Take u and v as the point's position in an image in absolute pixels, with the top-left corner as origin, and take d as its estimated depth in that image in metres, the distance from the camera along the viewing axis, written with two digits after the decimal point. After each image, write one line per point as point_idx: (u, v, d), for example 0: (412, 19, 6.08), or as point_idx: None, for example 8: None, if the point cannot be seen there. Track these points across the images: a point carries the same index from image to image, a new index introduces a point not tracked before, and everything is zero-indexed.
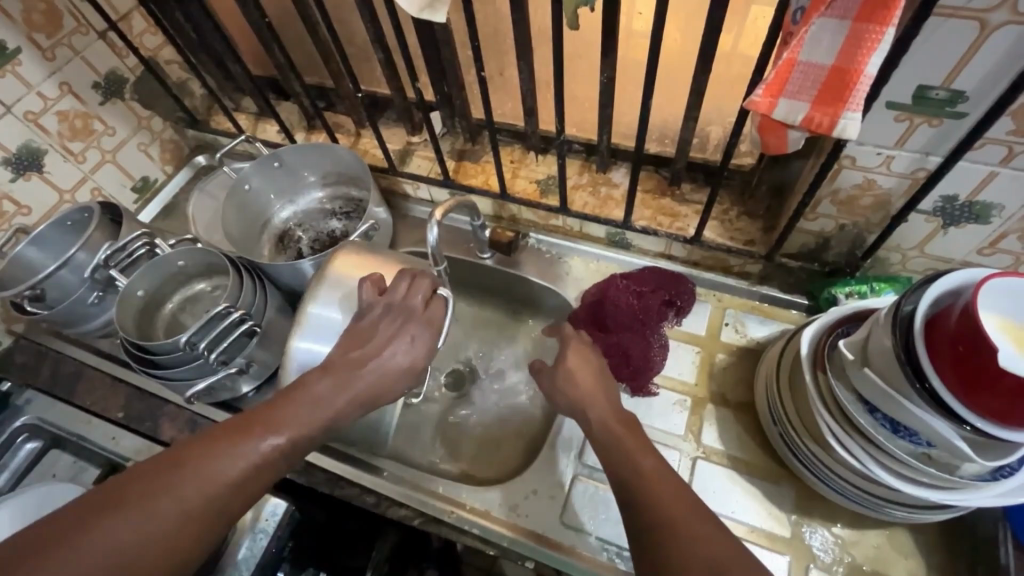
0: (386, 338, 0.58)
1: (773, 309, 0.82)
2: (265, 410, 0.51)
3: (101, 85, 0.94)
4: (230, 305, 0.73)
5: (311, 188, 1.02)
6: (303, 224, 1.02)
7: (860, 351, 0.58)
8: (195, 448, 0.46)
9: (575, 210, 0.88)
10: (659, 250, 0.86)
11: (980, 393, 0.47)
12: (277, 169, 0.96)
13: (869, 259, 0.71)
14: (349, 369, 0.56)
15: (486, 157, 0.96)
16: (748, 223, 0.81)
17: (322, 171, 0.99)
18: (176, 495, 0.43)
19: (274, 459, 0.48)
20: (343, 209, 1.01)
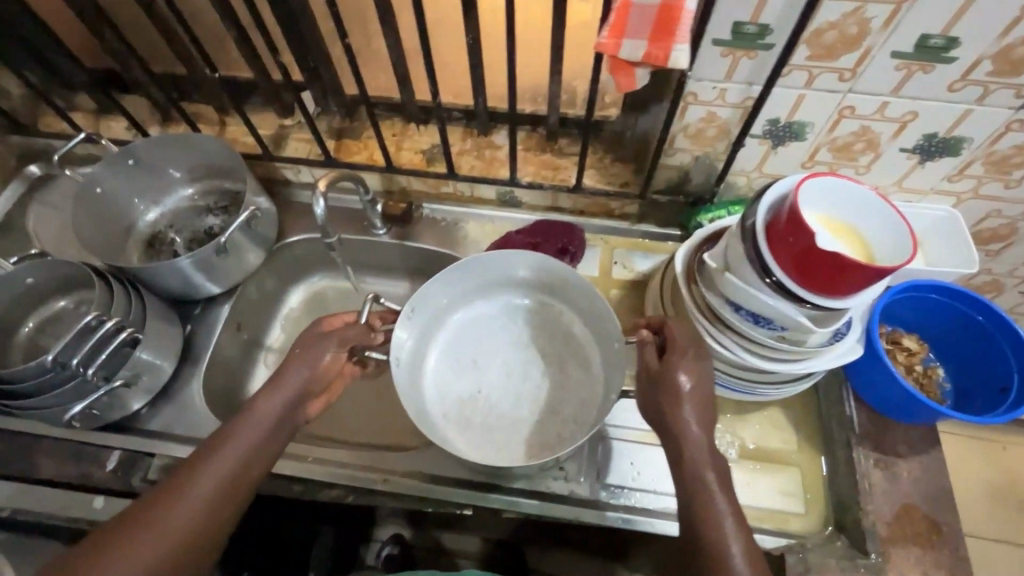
0: (291, 366, 0.65)
1: (652, 243, 0.91)
2: (193, 464, 0.57)
3: None
4: (99, 315, 0.67)
5: (179, 186, 0.94)
6: (174, 225, 0.94)
7: (721, 260, 0.67)
8: (149, 510, 0.54)
9: (464, 174, 0.90)
10: (547, 203, 0.92)
11: (811, 271, 0.57)
12: (132, 168, 0.88)
13: (723, 186, 0.81)
14: (259, 408, 0.61)
15: (366, 132, 0.94)
16: (621, 168, 0.89)
17: (187, 165, 0.92)
18: (137, 556, 0.51)
19: (214, 515, 0.56)
20: (218, 203, 0.94)
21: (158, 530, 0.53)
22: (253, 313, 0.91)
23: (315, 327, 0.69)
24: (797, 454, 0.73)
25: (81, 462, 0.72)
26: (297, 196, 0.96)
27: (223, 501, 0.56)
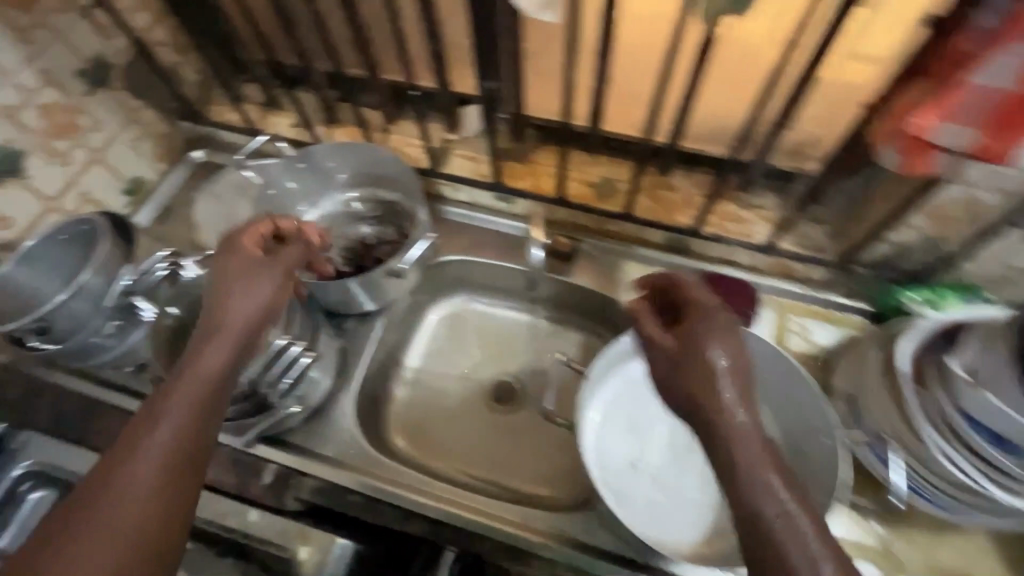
0: (230, 305, 0.55)
1: (835, 315, 0.82)
2: (135, 419, 0.48)
3: (87, 72, 0.81)
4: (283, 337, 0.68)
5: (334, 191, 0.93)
6: (329, 231, 0.92)
7: (969, 368, 0.58)
8: (115, 457, 0.46)
9: (638, 216, 0.85)
10: (721, 256, 0.84)
11: None
12: (303, 171, 0.88)
13: (947, 270, 0.71)
14: (221, 326, 0.54)
15: (533, 157, 0.89)
16: (814, 230, 0.80)
17: (352, 170, 0.90)
18: (104, 512, 0.43)
19: (171, 472, 0.46)
20: (372, 212, 0.92)
21: (144, 484, 0.45)
22: (398, 330, 0.89)
23: (239, 251, 0.59)
24: None
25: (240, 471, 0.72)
26: (451, 213, 0.92)
27: (184, 458, 0.47)
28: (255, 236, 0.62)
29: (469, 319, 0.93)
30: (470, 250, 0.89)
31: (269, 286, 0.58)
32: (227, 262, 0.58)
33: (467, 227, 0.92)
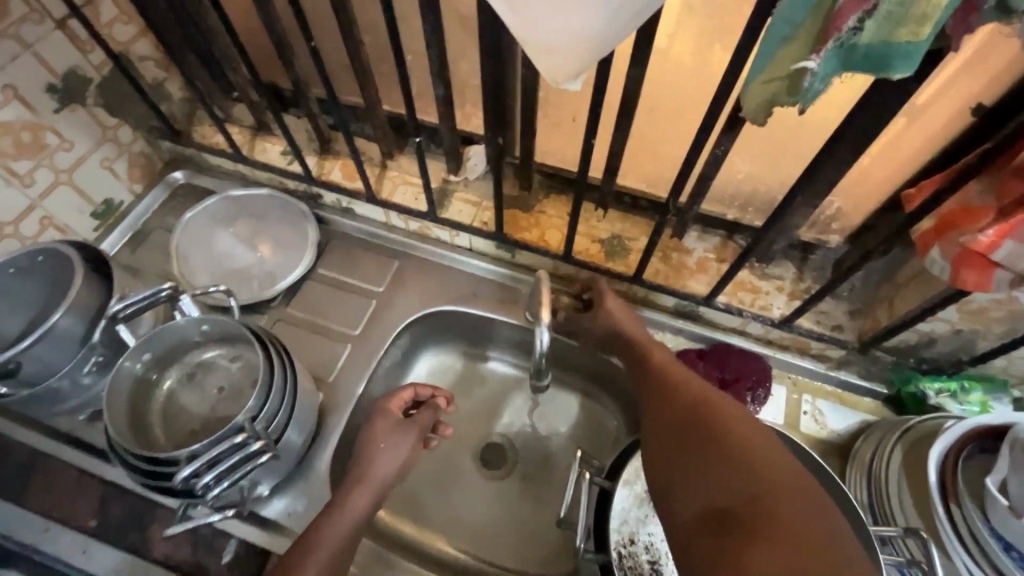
0: (379, 450, 0.66)
1: (848, 396, 0.78)
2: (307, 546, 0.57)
3: (57, 88, 0.74)
4: (250, 430, 0.57)
5: (340, 217, 0.90)
6: (199, 375, 0.68)
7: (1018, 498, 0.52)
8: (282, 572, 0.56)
9: (646, 278, 0.79)
10: (733, 325, 0.79)
11: None
12: (152, 360, 0.64)
13: (975, 364, 0.67)
14: (367, 476, 0.64)
15: (539, 206, 0.84)
16: (834, 307, 0.76)
17: (208, 341, 0.67)
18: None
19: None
20: (232, 350, 0.68)
21: None
22: (386, 382, 0.83)
23: (384, 415, 0.69)
24: None
25: (197, 547, 0.65)
26: (449, 258, 0.88)
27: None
28: (400, 399, 0.71)
29: (455, 365, 0.90)
30: (468, 303, 0.85)
31: (406, 446, 0.67)
32: (373, 425, 0.68)
33: (468, 275, 0.87)
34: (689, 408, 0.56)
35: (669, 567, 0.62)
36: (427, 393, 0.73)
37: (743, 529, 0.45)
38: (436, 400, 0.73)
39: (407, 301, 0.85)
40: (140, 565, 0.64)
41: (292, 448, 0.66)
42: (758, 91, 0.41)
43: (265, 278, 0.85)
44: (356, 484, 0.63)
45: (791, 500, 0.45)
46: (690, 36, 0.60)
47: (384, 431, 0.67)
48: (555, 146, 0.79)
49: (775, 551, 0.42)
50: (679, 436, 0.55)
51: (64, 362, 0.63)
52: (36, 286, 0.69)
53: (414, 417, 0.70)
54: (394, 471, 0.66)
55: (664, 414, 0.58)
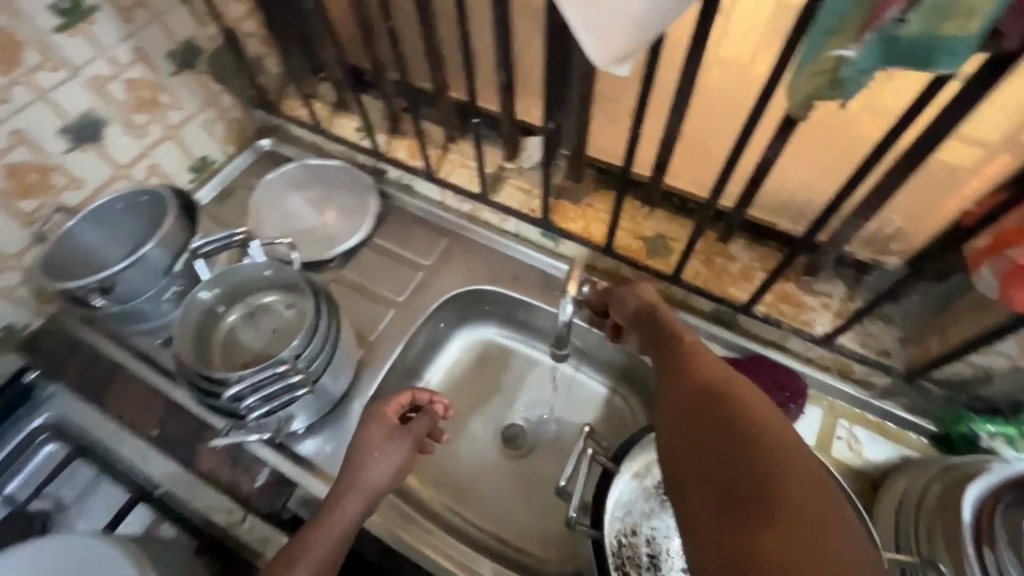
0: (372, 459, 0.63)
1: (889, 427, 0.74)
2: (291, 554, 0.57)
3: (176, 54, 0.85)
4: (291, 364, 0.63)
5: (400, 192, 0.97)
6: (255, 315, 0.75)
7: None
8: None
9: (686, 280, 0.79)
10: (771, 338, 0.77)
11: None
12: (218, 295, 0.72)
13: None
14: (359, 481, 0.62)
15: (587, 199, 0.85)
16: (883, 331, 0.72)
17: (266, 285, 0.74)
18: None
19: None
20: (287, 296, 0.75)
21: None
22: (421, 349, 0.88)
23: (379, 419, 0.66)
24: None
25: (237, 468, 0.72)
26: (495, 241, 0.91)
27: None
28: (397, 405, 0.68)
29: (488, 345, 0.93)
30: (507, 286, 0.88)
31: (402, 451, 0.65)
32: (367, 430, 0.65)
33: (512, 259, 0.90)
34: (704, 394, 0.53)
35: (670, 567, 0.61)
36: (425, 399, 0.70)
37: (752, 512, 0.40)
38: (436, 407, 0.70)
39: (450, 276, 0.89)
40: (187, 475, 0.72)
41: (325, 392, 0.72)
42: (804, 85, 0.41)
43: (326, 241, 0.92)
44: (348, 488, 0.62)
45: (803, 485, 0.41)
46: (753, 37, 0.60)
47: (377, 437, 0.65)
48: (609, 142, 0.81)
49: (795, 543, 0.37)
50: (695, 420, 0.51)
51: (150, 288, 0.72)
52: (137, 224, 0.80)
53: (411, 424, 0.68)
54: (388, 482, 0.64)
55: (682, 398, 0.55)
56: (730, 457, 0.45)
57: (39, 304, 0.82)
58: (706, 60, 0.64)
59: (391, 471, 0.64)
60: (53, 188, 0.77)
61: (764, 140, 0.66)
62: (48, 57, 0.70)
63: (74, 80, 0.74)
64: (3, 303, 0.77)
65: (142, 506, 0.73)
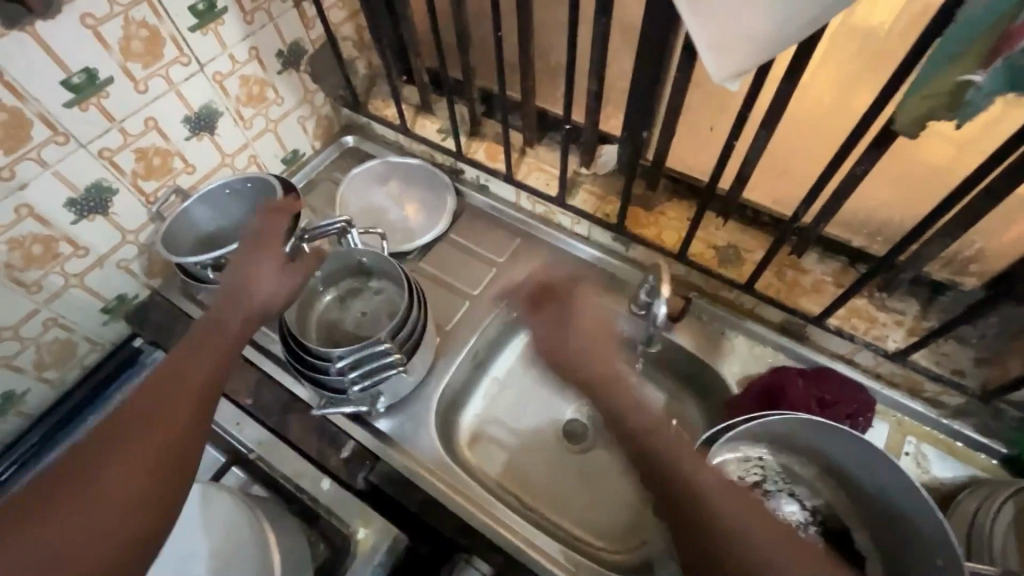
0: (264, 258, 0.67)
1: (958, 447, 0.74)
2: (138, 421, 0.50)
3: (284, 54, 0.91)
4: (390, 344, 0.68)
5: (475, 191, 1.01)
6: (348, 297, 0.81)
7: None
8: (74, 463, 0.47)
9: (757, 290, 0.81)
10: (840, 351, 0.79)
11: None
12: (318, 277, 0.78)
13: None
14: (236, 295, 0.63)
15: (661, 207, 0.89)
16: (957, 352, 0.73)
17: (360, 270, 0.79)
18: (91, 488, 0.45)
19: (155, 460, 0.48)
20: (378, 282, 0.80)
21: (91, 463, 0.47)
22: (491, 342, 0.93)
23: (262, 243, 0.68)
24: None
25: (323, 440, 0.77)
26: (565, 243, 0.95)
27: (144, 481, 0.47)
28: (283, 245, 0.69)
29: None
30: (578, 286, 0.91)
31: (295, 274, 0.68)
32: (258, 263, 0.66)
33: (582, 261, 0.94)
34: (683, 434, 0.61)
35: None
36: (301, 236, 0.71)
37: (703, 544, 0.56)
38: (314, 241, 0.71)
39: (522, 274, 0.94)
40: (278, 443, 0.77)
41: (412, 373, 0.76)
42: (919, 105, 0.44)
43: (406, 234, 0.98)
44: (202, 337, 0.59)
45: (757, 541, 0.54)
46: None
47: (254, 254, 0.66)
48: (687, 153, 0.84)
49: None
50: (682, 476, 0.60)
51: None
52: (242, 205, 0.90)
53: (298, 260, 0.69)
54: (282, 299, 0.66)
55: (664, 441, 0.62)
56: (703, 537, 0.56)
57: (147, 277, 0.89)
58: (810, 68, 0.66)
59: (274, 294, 0.66)
60: (171, 171, 0.85)
61: (858, 153, 0.68)
62: (182, 52, 0.77)
63: (201, 74, 0.81)
64: (121, 274, 0.85)
65: (235, 469, 0.79)
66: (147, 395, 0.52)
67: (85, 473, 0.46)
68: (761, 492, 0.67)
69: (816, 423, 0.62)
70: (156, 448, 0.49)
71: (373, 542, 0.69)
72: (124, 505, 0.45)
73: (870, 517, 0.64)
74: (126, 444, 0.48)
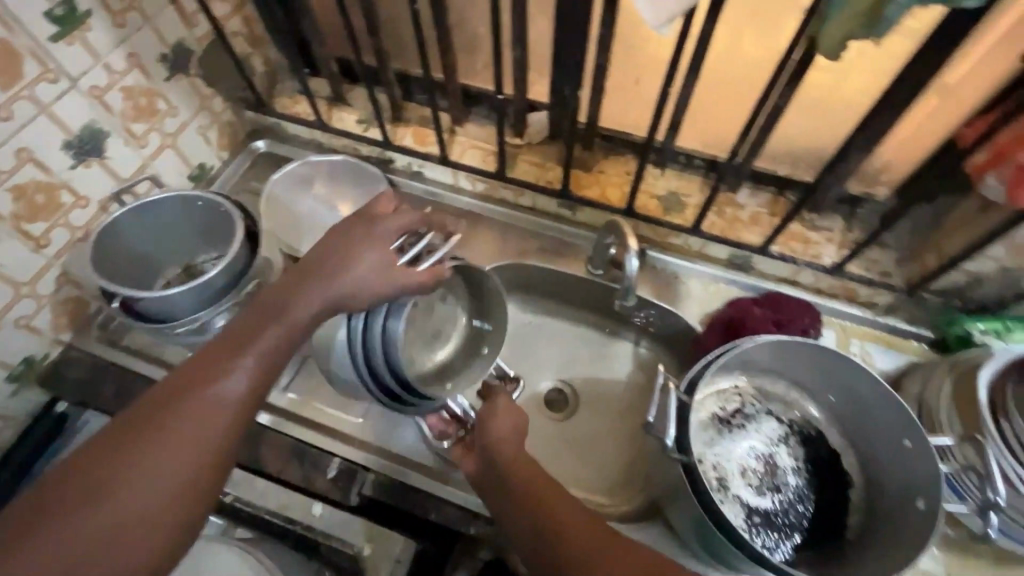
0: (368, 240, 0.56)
1: (894, 340, 0.83)
2: (185, 423, 0.46)
3: (168, 57, 0.81)
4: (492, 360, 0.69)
5: (409, 179, 0.97)
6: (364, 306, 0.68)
7: None
8: (52, 491, 0.43)
9: (704, 231, 0.84)
10: (784, 275, 0.85)
11: None
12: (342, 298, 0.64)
13: (1017, 302, 0.72)
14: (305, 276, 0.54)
15: (600, 166, 0.90)
16: (882, 255, 0.81)
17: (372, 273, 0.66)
18: (74, 520, 0.42)
19: (158, 490, 0.44)
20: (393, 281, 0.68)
21: (80, 505, 0.42)
22: None
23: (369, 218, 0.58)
24: None
25: (304, 465, 0.72)
26: (512, 217, 0.94)
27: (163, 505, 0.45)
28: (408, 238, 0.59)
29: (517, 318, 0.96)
30: (533, 257, 0.91)
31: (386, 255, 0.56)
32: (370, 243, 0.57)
33: (533, 232, 0.93)
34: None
35: (737, 487, 0.67)
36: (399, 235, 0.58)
37: None
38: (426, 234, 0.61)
39: (475, 255, 0.92)
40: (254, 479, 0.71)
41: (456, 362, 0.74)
42: (842, 24, 0.46)
43: None
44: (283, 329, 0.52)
45: None
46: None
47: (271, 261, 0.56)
48: (617, 109, 0.85)
49: None
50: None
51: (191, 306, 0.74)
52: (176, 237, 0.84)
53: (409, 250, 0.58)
54: (377, 275, 0.55)
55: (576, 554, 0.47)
56: None
57: (54, 332, 0.78)
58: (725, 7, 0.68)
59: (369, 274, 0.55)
60: (60, 207, 0.74)
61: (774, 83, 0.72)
62: (45, 67, 0.67)
63: (73, 90, 0.70)
64: (23, 334, 0.74)
65: (214, 516, 0.72)
66: (222, 357, 0.50)
67: (114, 489, 0.43)
68: (743, 417, 0.71)
69: (788, 344, 0.66)
70: (178, 465, 0.45)
71: (382, 553, 0.67)
72: (145, 495, 0.44)
73: (839, 418, 0.70)
74: (172, 415, 0.46)
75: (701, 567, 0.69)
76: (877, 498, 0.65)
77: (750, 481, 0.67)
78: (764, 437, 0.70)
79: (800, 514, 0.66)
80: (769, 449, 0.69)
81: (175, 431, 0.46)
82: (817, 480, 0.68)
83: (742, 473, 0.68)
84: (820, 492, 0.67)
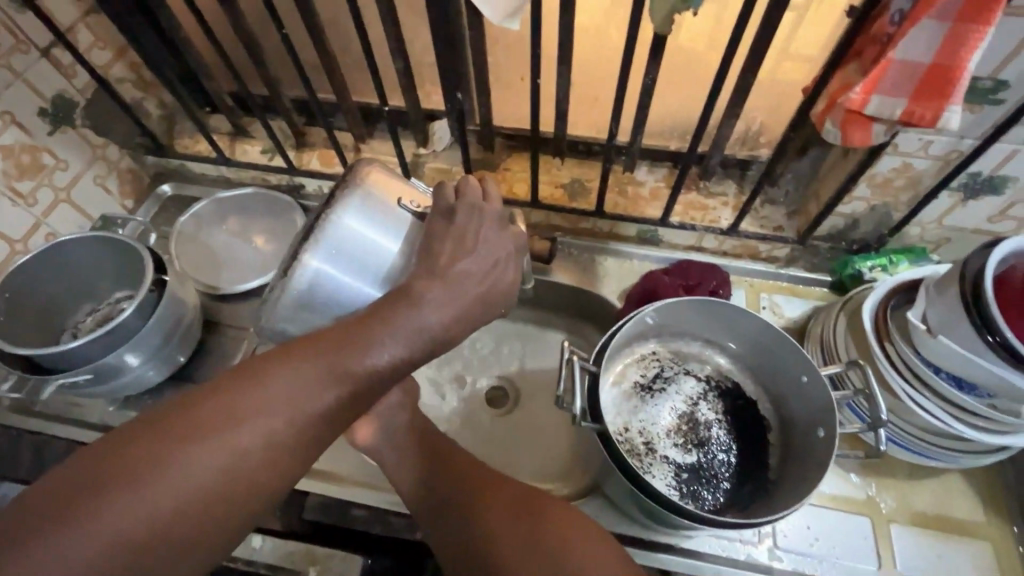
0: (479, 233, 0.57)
1: (799, 289, 0.88)
2: (237, 420, 0.43)
3: (48, 111, 0.80)
4: None
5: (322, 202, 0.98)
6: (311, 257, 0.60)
7: (930, 322, 0.63)
8: (88, 473, 0.40)
9: (608, 212, 0.88)
10: (690, 243, 0.89)
11: None
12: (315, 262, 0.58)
13: (894, 236, 0.78)
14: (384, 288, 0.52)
15: (504, 164, 0.92)
16: (773, 211, 0.86)
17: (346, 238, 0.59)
18: (112, 510, 0.39)
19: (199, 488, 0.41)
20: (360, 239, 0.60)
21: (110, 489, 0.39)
22: None
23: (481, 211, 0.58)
24: (983, 526, 0.69)
25: None
26: None
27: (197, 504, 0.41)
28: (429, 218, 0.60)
29: None
30: None
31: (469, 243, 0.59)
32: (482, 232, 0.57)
33: None
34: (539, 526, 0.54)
35: (664, 447, 0.70)
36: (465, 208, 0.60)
37: None
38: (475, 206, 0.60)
39: None
40: None
41: None
42: None
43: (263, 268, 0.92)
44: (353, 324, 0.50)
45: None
46: None
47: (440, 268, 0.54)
48: (510, 107, 0.88)
49: None
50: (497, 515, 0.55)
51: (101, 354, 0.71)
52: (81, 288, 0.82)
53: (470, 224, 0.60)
54: (443, 323, 0.52)
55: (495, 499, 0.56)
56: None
57: None
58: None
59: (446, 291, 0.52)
60: None
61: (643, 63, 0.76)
62: None
63: None
64: None
65: None
66: (286, 358, 0.46)
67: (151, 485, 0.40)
68: (663, 380, 0.75)
69: (688, 304, 0.70)
70: (224, 470, 0.42)
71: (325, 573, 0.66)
72: (182, 497, 0.41)
73: (750, 368, 0.74)
74: (229, 411, 0.43)
75: (640, 533, 0.71)
76: (790, 435, 0.68)
77: (676, 440, 0.70)
78: (684, 396, 0.74)
79: (726, 463, 0.69)
80: (690, 407, 0.73)
81: (214, 424, 0.43)
82: (737, 429, 0.71)
83: (667, 433, 0.71)
84: (742, 439, 0.71)
